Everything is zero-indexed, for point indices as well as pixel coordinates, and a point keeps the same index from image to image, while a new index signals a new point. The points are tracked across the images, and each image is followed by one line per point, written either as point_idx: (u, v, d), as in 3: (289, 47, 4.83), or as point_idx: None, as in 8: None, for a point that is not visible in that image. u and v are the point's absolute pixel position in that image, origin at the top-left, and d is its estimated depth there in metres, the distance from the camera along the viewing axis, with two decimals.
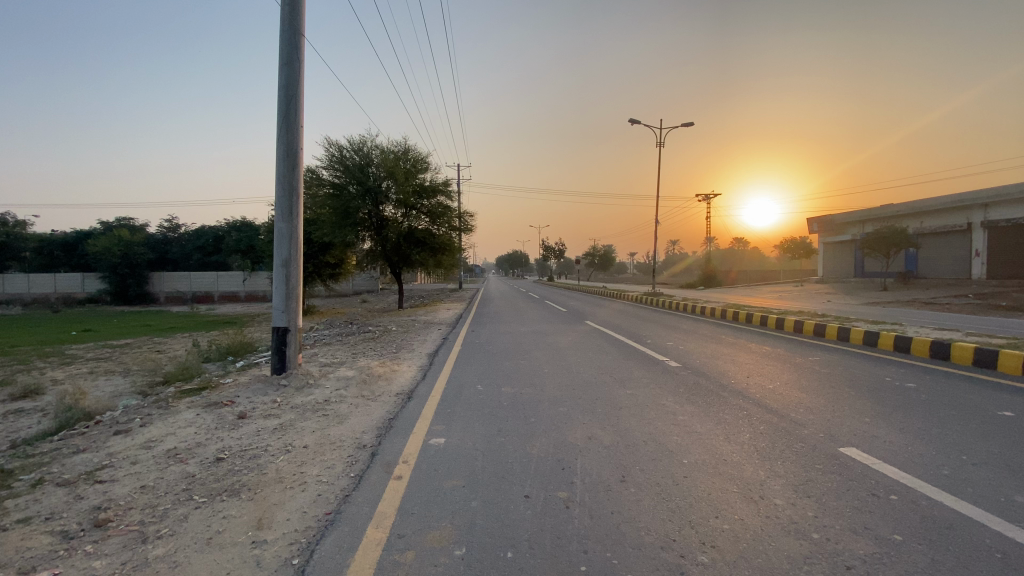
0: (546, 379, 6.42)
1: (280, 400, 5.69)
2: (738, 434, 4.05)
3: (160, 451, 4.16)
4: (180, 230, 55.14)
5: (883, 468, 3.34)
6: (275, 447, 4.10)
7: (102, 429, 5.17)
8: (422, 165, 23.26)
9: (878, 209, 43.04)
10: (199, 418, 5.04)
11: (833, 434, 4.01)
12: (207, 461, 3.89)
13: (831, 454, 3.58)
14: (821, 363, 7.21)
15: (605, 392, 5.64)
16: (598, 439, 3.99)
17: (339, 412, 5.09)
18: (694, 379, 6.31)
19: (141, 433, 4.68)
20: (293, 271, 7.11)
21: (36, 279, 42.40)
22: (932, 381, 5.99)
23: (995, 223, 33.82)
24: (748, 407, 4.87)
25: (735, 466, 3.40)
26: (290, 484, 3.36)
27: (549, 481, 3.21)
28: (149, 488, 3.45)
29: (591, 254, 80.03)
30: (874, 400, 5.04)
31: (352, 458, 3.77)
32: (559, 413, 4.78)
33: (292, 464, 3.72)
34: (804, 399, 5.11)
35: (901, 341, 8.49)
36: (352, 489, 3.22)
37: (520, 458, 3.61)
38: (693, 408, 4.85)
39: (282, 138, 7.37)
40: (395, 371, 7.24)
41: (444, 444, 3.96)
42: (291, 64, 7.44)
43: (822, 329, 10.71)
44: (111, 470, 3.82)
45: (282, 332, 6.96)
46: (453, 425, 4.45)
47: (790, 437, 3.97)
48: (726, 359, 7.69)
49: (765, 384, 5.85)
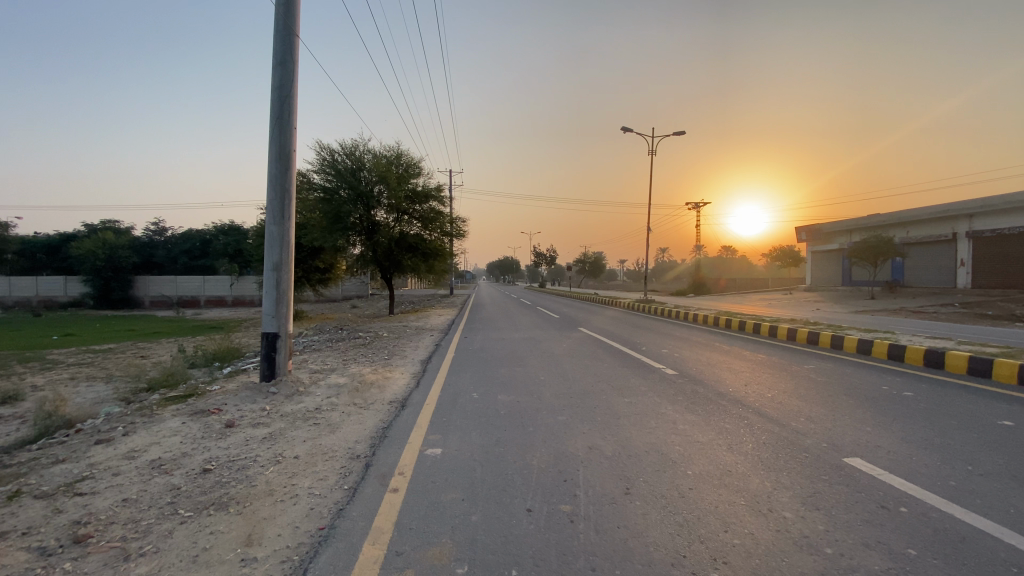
0: (542, 387, 6.33)
1: (269, 408, 5.53)
2: (741, 444, 3.98)
3: (144, 461, 4.00)
4: (166, 233, 54.28)
5: (890, 479, 3.30)
6: (264, 458, 3.96)
7: (82, 438, 4.97)
8: (414, 169, 23.07)
9: (866, 219, 43.61)
10: (185, 427, 4.87)
11: (837, 444, 3.95)
12: (193, 472, 3.74)
13: (837, 465, 3.52)
14: (817, 371, 7.20)
15: (602, 400, 5.56)
16: (598, 449, 3.90)
17: (331, 421, 4.96)
18: (691, 386, 6.26)
19: (124, 443, 4.51)
20: (284, 275, 6.97)
21: (17, 281, 41.48)
22: (929, 390, 5.99)
23: (981, 233, 34.43)
24: (748, 416, 4.80)
25: (741, 477, 3.33)
26: (281, 497, 3.22)
27: (551, 493, 3.11)
28: (132, 501, 3.30)
29: (586, 258, 80.26)
30: (874, 409, 5.01)
31: (344, 469, 3.65)
32: (557, 422, 4.69)
33: (282, 475, 3.59)
34: (804, 407, 5.06)
35: (895, 349, 8.53)
36: (346, 502, 3.10)
37: (519, 470, 3.50)
38: (694, 417, 4.79)
39: (274, 138, 7.22)
40: (387, 378, 7.10)
41: (440, 455, 3.85)
42: (285, 65, 7.28)
43: (815, 337, 10.75)
44: (92, 481, 3.66)
45: (272, 337, 6.80)
46: (449, 435, 4.33)
47: (794, 447, 3.91)
48: (721, 366, 7.67)
49: (763, 393, 5.80)
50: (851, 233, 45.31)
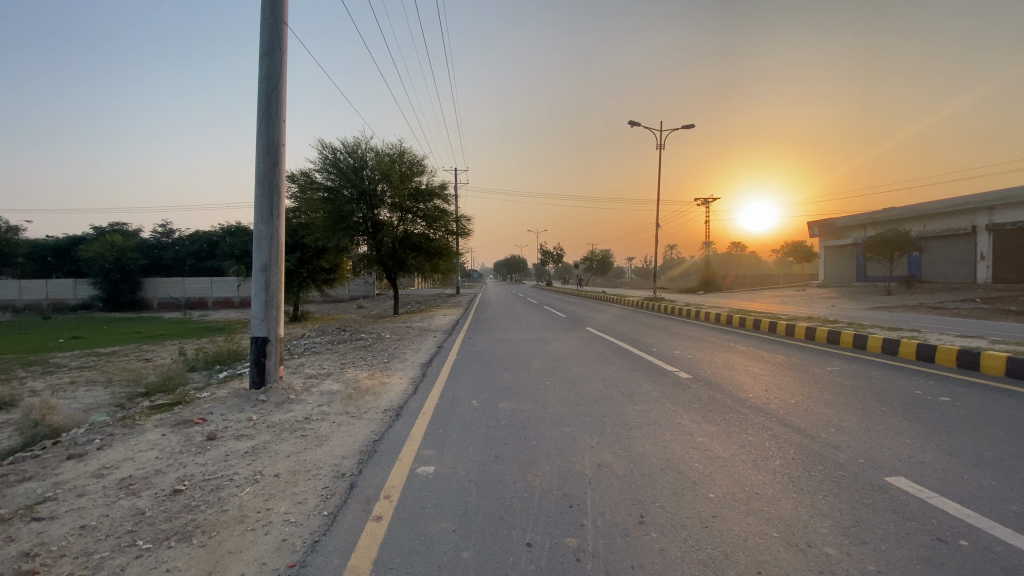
0: (547, 394, 5.95)
1: (257, 417, 5.21)
2: (767, 460, 3.59)
3: (113, 480, 3.68)
4: (173, 236, 54.66)
5: (943, 504, 2.89)
6: (242, 476, 3.62)
7: (57, 451, 4.67)
8: (417, 167, 22.71)
9: (880, 213, 42.80)
10: (164, 440, 4.55)
11: (876, 461, 3.53)
12: (163, 493, 3.42)
13: (879, 486, 3.11)
14: (842, 374, 6.77)
15: (611, 409, 5.16)
16: (609, 467, 3.52)
17: (320, 432, 4.61)
18: (707, 392, 5.85)
19: (97, 458, 4.20)
20: (273, 275, 6.65)
21: (27, 284, 41.51)
22: (966, 394, 5.54)
23: (1001, 226, 33.54)
24: (773, 427, 4.39)
25: (771, 502, 2.93)
26: (253, 525, 2.88)
27: (555, 524, 2.73)
28: (89, 529, 2.98)
29: (591, 258, 79.72)
30: (911, 417, 4.58)
31: (327, 490, 3.29)
32: (563, 434, 4.32)
33: (258, 498, 3.24)
34: (835, 416, 4.63)
35: (925, 349, 8.05)
36: (323, 532, 2.74)
37: (519, 493, 3.13)
38: (713, 428, 4.38)
39: (261, 132, 6.90)
40: (384, 384, 6.75)
41: (433, 474, 3.50)
42: (272, 55, 6.96)
43: (837, 336, 10.25)
44: (53, 504, 3.35)
45: (261, 342, 6.49)
46: (444, 451, 3.96)
47: (827, 463, 3.50)
48: (738, 369, 7.27)
49: (785, 399, 5.38)
50: (866, 228, 44.44)
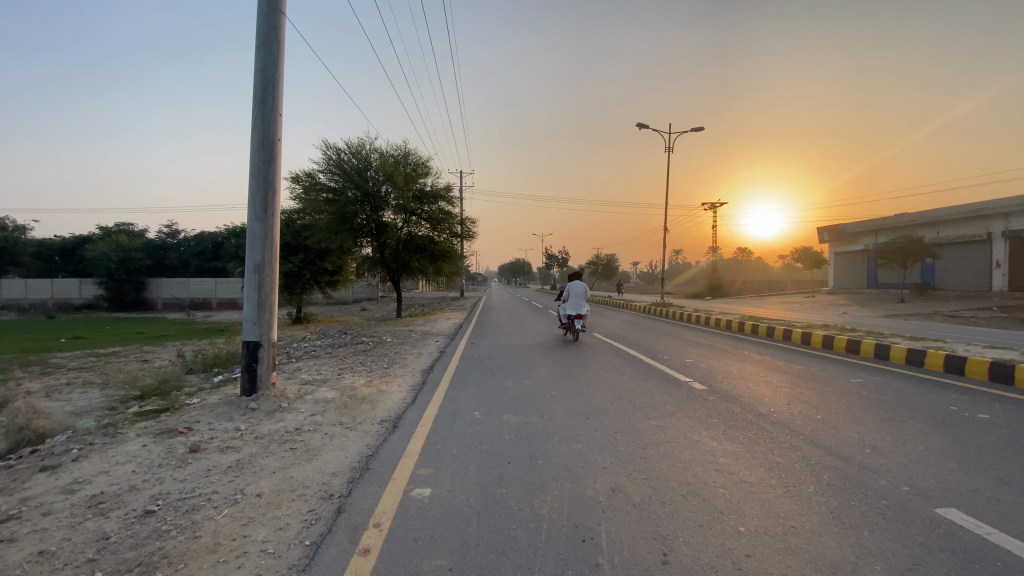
0: (553, 405, 5.65)
1: (245, 428, 4.89)
2: (800, 487, 3.25)
3: (83, 497, 3.38)
4: (179, 237, 54.74)
5: (1006, 541, 2.56)
6: (222, 495, 3.32)
7: (31, 462, 4.36)
8: (422, 169, 22.50)
9: (892, 219, 42.34)
10: (145, 451, 4.26)
11: (921, 489, 3.19)
12: (134, 514, 3.11)
13: (931, 520, 2.79)
14: (866, 387, 6.42)
15: (623, 423, 4.85)
16: (624, 492, 3.21)
17: (310, 445, 4.31)
18: (725, 405, 5.51)
19: (71, 471, 3.90)
20: (268, 275, 6.37)
21: (33, 284, 41.57)
22: (1005, 410, 5.19)
23: (1017, 233, 33.00)
24: (802, 447, 4.05)
25: (809, 539, 2.61)
26: (226, 556, 2.57)
27: (566, 561, 2.43)
28: (47, 556, 2.67)
29: (597, 261, 79.33)
30: (950, 437, 4.25)
31: (312, 514, 2.99)
32: (572, 452, 4.02)
33: (235, 522, 2.94)
34: (867, 435, 4.29)
35: (954, 361, 7.68)
36: (302, 567, 2.43)
37: (525, 523, 2.82)
38: (735, 448, 4.06)
39: (256, 125, 6.63)
40: (382, 392, 6.46)
41: (429, 498, 3.18)
42: (268, 45, 6.73)
43: (856, 345, 9.89)
44: (15, 524, 3.05)
45: (253, 347, 6.20)
46: (443, 470, 3.65)
47: (866, 492, 3.17)
48: (755, 379, 6.93)
49: (810, 414, 5.04)
50: (876, 234, 43.96)
